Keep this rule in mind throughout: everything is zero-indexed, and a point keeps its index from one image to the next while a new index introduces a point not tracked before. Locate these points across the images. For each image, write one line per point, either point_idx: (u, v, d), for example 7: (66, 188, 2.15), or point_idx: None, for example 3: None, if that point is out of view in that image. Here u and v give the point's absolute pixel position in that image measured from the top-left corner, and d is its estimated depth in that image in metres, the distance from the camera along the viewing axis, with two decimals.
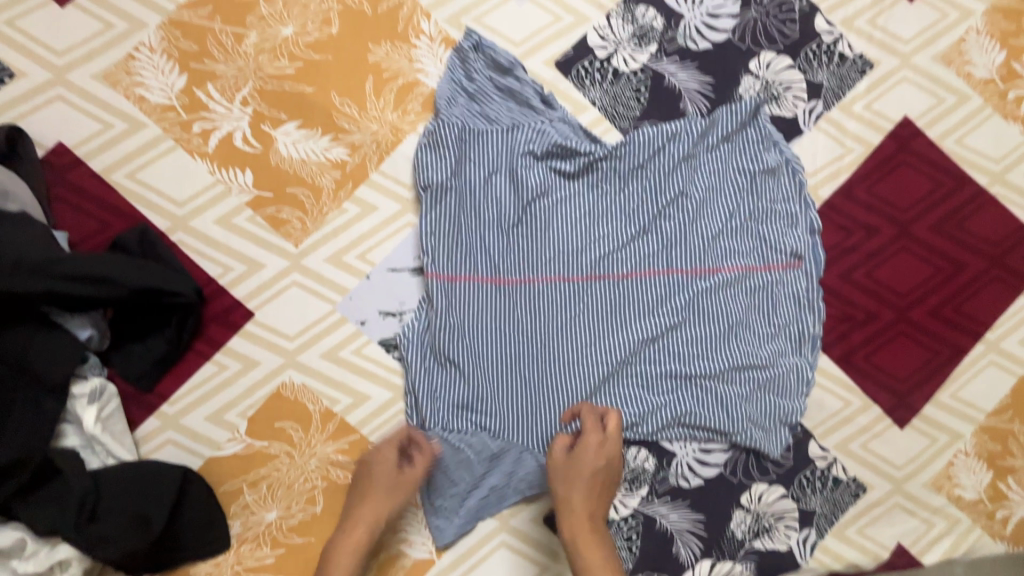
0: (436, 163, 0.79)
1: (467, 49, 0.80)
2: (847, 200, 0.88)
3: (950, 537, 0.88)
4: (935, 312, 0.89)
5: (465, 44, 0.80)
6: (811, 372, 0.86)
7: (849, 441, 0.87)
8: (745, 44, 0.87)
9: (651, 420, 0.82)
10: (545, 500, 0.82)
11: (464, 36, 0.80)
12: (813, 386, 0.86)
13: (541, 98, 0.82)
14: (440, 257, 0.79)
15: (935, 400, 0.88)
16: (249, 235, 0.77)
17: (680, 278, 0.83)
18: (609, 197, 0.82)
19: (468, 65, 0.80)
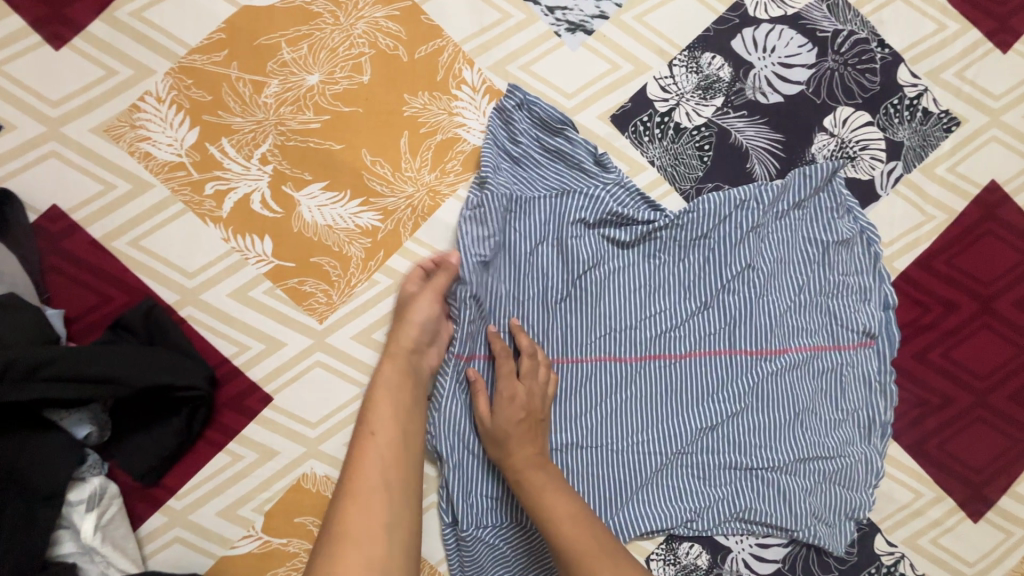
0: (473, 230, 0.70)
1: (512, 109, 0.72)
2: (924, 273, 0.80)
3: None
4: (1015, 396, 0.81)
5: (511, 101, 0.71)
6: (881, 460, 0.78)
7: (919, 535, 0.80)
8: (820, 97, 0.78)
9: (708, 513, 0.75)
10: None
11: (509, 92, 0.72)
12: (884, 477, 0.78)
13: (594, 160, 0.73)
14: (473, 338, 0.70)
15: (1012, 491, 0.81)
16: (268, 310, 0.69)
17: (743, 359, 0.76)
18: (670, 270, 0.74)
19: (512, 126, 0.72)
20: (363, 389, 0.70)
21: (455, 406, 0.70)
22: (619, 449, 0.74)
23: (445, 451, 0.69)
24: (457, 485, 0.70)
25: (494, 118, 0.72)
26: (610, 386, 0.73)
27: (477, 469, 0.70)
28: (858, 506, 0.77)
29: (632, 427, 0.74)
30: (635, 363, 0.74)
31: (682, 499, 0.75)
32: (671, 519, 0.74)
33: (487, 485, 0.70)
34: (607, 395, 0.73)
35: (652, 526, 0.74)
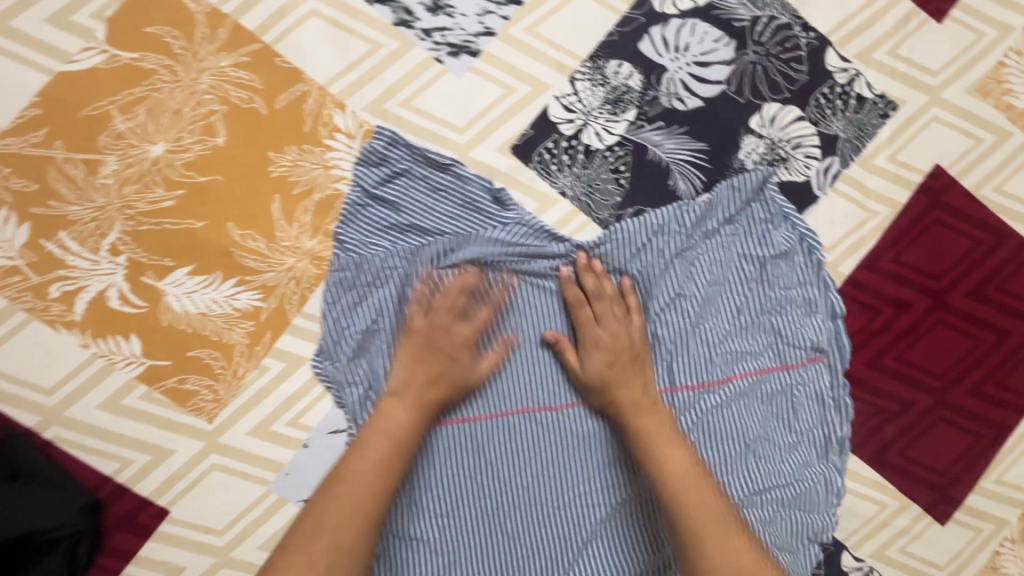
0: (354, 300, 0.62)
1: (383, 150, 0.63)
2: (871, 274, 0.74)
3: None
4: (976, 390, 0.77)
5: (377, 143, 0.62)
6: (841, 474, 0.74)
7: (886, 546, 0.77)
8: (744, 96, 0.70)
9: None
10: None
11: (378, 130, 0.63)
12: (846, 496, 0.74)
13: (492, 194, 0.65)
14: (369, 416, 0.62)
15: (979, 488, 0.78)
16: (147, 417, 0.61)
17: (684, 394, 0.70)
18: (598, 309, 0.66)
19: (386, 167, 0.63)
20: (271, 485, 0.64)
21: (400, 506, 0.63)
22: None
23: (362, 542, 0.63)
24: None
25: (360, 165, 0.62)
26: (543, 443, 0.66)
27: (444, 572, 0.63)
28: (824, 526, 0.72)
29: None
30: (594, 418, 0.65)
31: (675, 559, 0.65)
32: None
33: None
34: None
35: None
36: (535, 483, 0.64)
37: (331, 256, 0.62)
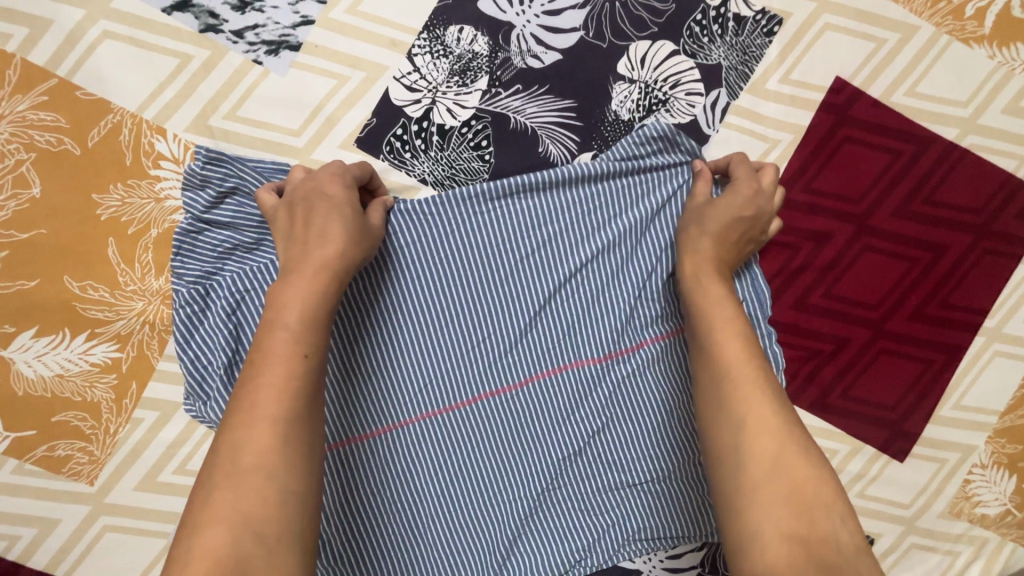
0: (211, 335, 0.58)
1: (204, 171, 0.57)
2: (783, 210, 0.68)
3: (978, 561, 0.76)
4: (918, 314, 0.72)
5: (197, 164, 0.57)
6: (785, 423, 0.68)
7: (843, 493, 0.72)
8: (606, 39, 0.64)
9: (639, 524, 0.67)
10: None
11: (198, 151, 0.57)
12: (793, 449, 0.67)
13: None
14: None
15: (936, 418, 0.73)
16: (26, 489, 0.59)
17: (594, 370, 0.66)
18: (488, 288, 0.64)
19: (213, 188, 0.57)
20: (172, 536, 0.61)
21: (329, 511, 0.63)
22: (484, 503, 0.66)
23: None
24: None
25: (189, 191, 0.57)
26: (453, 438, 0.65)
27: (383, 560, 0.65)
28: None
29: (490, 475, 0.66)
30: (508, 394, 0.66)
31: (605, 511, 0.67)
32: (597, 543, 0.67)
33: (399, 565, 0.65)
34: (453, 449, 0.65)
35: (580, 554, 0.67)
36: (458, 462, 0.65)
37: (174, 293, 0.58)
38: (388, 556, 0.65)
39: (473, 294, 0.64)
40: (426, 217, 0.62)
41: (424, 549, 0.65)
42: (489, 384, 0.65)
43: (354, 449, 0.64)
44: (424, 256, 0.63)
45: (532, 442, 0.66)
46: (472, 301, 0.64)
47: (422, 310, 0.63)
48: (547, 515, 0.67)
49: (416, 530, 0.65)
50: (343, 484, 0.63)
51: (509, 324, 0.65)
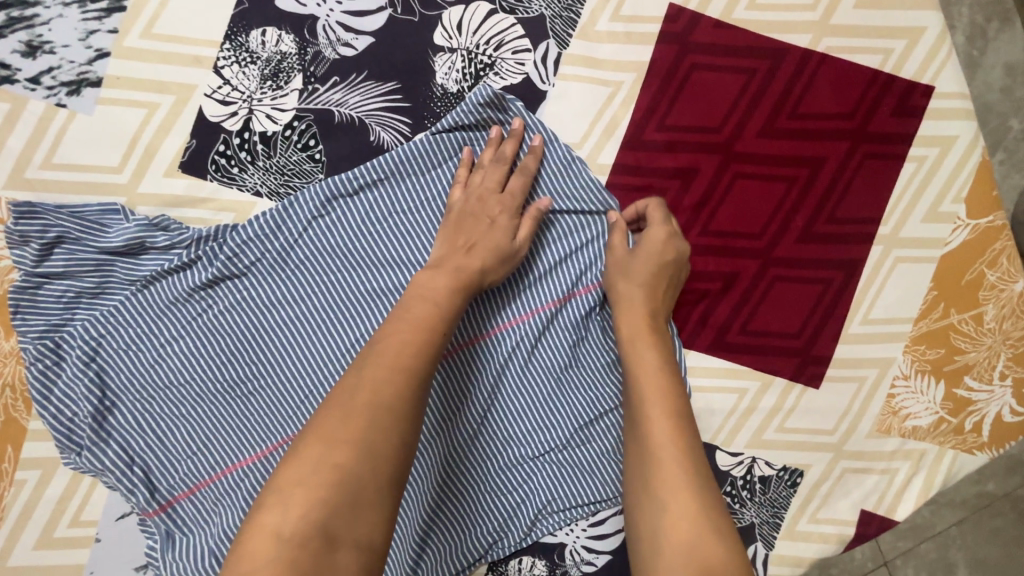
0: (71, 384, 0.58)
1: (23, 227, 0.56)
2: (640, 153, 0.65)
3: (919, 475, 0.73)
4: (806, 234, 0.68)
5: (13, 222, 0.56)
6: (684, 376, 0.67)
7: (762, 431, 0.70)
8: (416, 13, 0.62)
9: (556, 496, 0.67)
10: None
11: (14, 208, 0.56)
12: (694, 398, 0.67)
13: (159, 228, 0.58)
14: (144, 487, 0.61)
15: (846, 337, 0.70)
16: None
17: (475, 350, 0.65)
18: (350, 289, 0.62)
19: (37, 242, 0.57)
20: None
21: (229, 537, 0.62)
22: None
23: None
24: None
25: (17, 248, 0.57)
26: None
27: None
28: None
29: None
30: None
31: (520, 490, 0.66)
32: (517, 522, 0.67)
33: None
34: None
35: (501, 535, 0.67)
36: None
37: (24, 351, 0.58)
38: None
39: (337, 299, 0.62)
40: (270, 228, 0.60)
41: None
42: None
43: (243, 473, 0.62)
44: (276, 270, 0.61)
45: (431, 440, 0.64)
46: (334, 305, 0.62)
47: (285, 324, 0.62)
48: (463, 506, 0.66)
49: None
50: (241, 513, 0.62)
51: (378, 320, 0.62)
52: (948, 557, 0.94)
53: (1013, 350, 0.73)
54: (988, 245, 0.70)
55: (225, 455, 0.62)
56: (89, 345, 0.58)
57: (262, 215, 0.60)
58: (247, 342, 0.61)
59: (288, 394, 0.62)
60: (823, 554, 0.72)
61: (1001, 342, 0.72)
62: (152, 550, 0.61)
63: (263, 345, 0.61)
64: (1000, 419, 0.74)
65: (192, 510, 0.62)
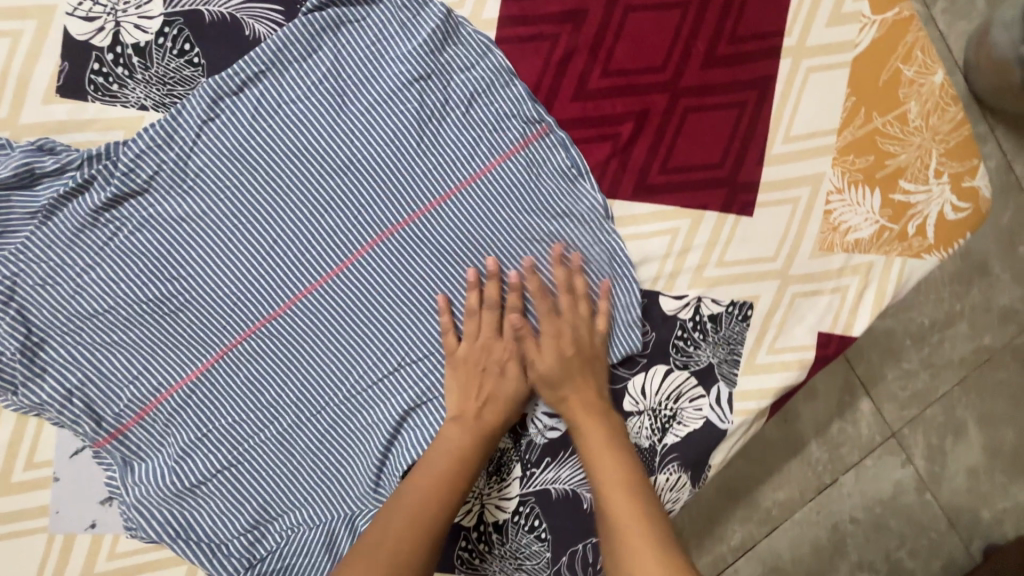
0: None
1: None
2: (522, 4, 0.65)
3: (870, 289, 0.73)
4: (711, 59, 0.67)
5: None
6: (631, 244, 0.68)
7: (703, 268, 0.69)
8: None
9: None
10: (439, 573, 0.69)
11: None
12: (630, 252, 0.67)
13: (43, 151, 0.58)
14: (91, 419, 0.61)
15: (770, 158, 0.69)
16: None
17: (400, 234, 0.64)
18: (257, 189, 0.61)
19: None
20: (53, 528, 0.63)
21: (194, 452, 0.63)
22: (344, 401, 0.65)
23: (136, 529, 0.62)
24: (257, 514, 0.65)
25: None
26: (284, 349, 0.64)
27: (273, 489, 0.65)
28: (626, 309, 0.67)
29: (337, 370, 0.65)
30: (321, 288, 0.64)
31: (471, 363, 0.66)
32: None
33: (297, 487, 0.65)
34: (289, 360, 0.64)
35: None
36: (306, 368, 0.64)
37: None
38: (271, 481, 0.65)
39: (246, 201, 0.61)
40: (160, 139, 0.59)
41: (305, 467, 0.65)
42: (301, 283, 0.63)
43: (192, 390, 0.63)
44: (177, 182, 0.60)
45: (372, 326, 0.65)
46: (247, 208, 0.62)
47: (198, 235, 0.61)
48: (418, 387, 0.66)
49: (293, 449, 0.65)
50: (196, 429, 0.63)
51: (295, 218, 0.62)
52: (956, 418, 1.12)
53: (945, 145, 0.71)
54: (899, 40, 0.69)
55: (167, 374, 0.62)
56: (5, 287, 0.58)
57: (150, 128, 0.59)
58: (164, 260, 0.61)
59: (219, 305, 0.62)
60: (787, 382, 0.72)
61: (930, 139, 0.71)
62: (115, 479, 0.62)
63: (181, 259, 0.61)
64: (943, 218, 0.73)
65: (146, 434, 0.63)
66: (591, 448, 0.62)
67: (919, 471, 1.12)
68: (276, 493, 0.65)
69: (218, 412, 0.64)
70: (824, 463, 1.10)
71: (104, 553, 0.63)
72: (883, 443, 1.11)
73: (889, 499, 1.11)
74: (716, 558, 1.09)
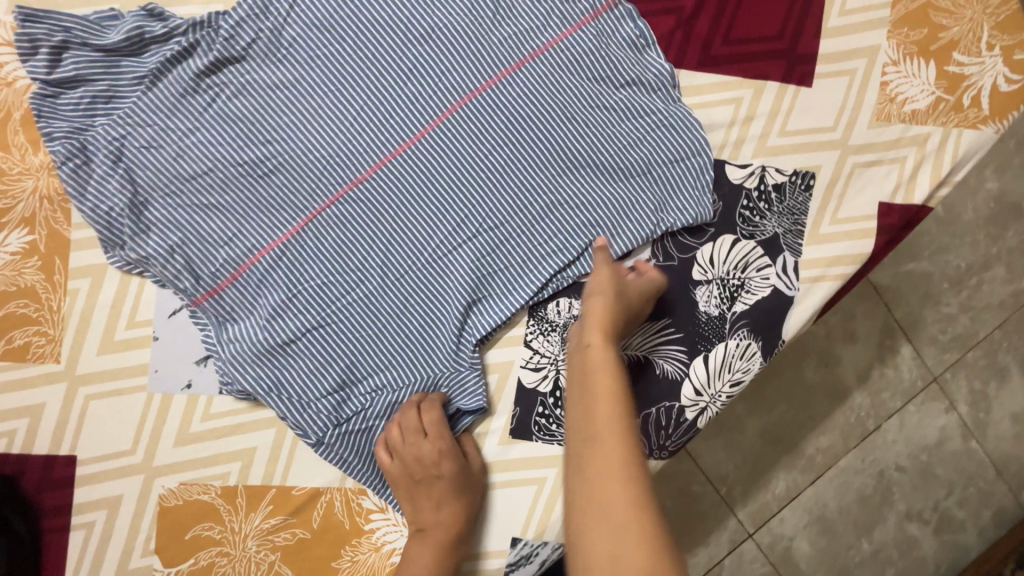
0: (105, 188, 0.62)
1: (25, 34, 0.59)
2: None
3: (927, 162, 0.74)
4: None
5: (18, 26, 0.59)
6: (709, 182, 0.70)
7: (766, 137, 0.72)
8: None
9: (586, 219, 0.69)
10: (522, 445, 0.69)
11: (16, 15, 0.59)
12: (697, 119, 0.70)
13: (152, 18, 0.62)
14: (191, 278, 0.64)
15: (828, 31, 0.72)
16: (4, 387, 0.63)
17: (479, 102, 0.67)
18: (345, 57, 0.65)
19: (41, 50, 0.60)
20: (151, 389, 0.65)
21: (284, 313, 0.66)
22: (426, 264, 0.68)
23: (233, 386, 0.65)
24: (344, 375, 0.66)
25: (27, 60, 0.60)
26: (368, 213, 0.66)
27: (359, 351, 0.67)
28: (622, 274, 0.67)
29: (419, 235, 0.67)
30: (404, 154, 0.66)
31: (547, 227, 0.69)
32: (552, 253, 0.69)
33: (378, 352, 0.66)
34: (374, 224, 0.67)
35: (540, 275, 0.69)
36: (390, 232, 0.67)
37: (53, 154, 0.61)
38: (355, 343, 0.67)
39: (335, 68, 0.65)
40: (257, 9, 0.63)
41: (389, 330, 0.67)
42: (386, 149, 0.66)
43: (282, 252, 0.65)
44: (271, 51, 0.64)
45: (452, 192, 0.67)
46: (335, 76, 0.65)
47: (290, 101, 0.65)
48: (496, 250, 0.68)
49: (378, 312, 0.67)
50: (286, 289, 0.66)
51: (380, 86, 0.66)
52: (999, 362, 1.12)
53: (995, 19, 0.74)
54: None
55: (259, 236, 0.65)
56: (111, 149, 0.62)
57: None
58: (259, 126, 0.64)
59: (310, 169, 0.65)
60: (851, 252, 0.73)
61: (981, 13, 0.74)
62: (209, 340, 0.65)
63: (275, 123, 0.65)
64: (997, 90, 0.74)
65: (238, 295, 0.65)
66: (594, 393, 0.54)
67: (963, 417, 1.11)
68: (362, 357, 0.67)
69: (305, 274, 0.66)
70: (866, 410, 1.09)
71: (200, 413, 0.66)
72: (923, 390, 1.10)
73: (934, 447, 1.10)
74: (760, 507, 1.07)
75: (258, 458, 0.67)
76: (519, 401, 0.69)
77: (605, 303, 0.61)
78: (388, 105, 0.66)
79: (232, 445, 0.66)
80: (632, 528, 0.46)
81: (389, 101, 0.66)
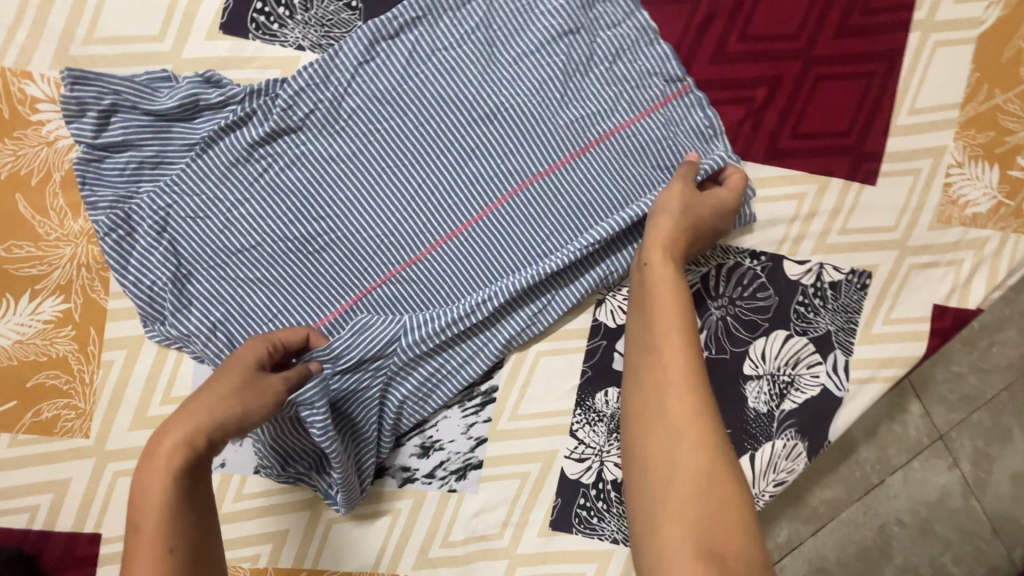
0: (147, 259, 0.59)
1: (72, 96, 0.57)
2: None
3: (983, 265, 0.73)
4: (841, 30, 0.69)
5: (66, 89, 0.56)
6: (765, 275, 0.70)
7: (826, 235, 0.70)
8: None
9: None
10: (562, 535, 0.67)
11: (65, 76, 0.57)
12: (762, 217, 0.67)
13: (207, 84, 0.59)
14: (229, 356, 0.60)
15: (896, 128, 0.70)
16: (28, 460, 0.60)
17: (539, 185, 0.64)
18: (406, 133, 0.62)
19: (88, 114, 0.57)
20: None
21: None
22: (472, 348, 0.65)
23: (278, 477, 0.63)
24: None
25: (73, 123, 0.57)
26: (417, 294, 0.64)
27: None
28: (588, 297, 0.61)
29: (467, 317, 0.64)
30: (459, 235, 0.64)
31: None
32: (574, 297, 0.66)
33: (359, 370, 0.62)
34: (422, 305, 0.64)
35: None
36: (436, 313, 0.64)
37: (96, 224, 0.58)
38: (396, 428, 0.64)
39: (394, 143, 0.62)
40: (319, 79, 0.60)
41: None
42: (441, 230, 0.64)
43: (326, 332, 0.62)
44: (329, 122, 0.61)
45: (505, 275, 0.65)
46: (394, 151, 0.62)
47: (346, 176, 0.62)
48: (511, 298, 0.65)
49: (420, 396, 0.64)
50: None
51: (440, 165, 0.63)
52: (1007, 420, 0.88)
53: None
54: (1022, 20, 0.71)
55: (305, 314, 0.62)
56: (156, 219, 0.59)
57: (309, 67, 0.61)
58: (309, 198, 0.61)
59: (362, 248, 0.63)
60: (903, 354, 0.72)
61: None
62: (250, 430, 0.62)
63: (327, 198, 0.62)
64: None
65: None
66: (659, 308, 0.55)
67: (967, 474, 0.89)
68: None
69: None
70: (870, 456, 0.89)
71: (233, 493, 0.64)
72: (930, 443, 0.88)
73: None
74: None
75: (289, 540, 0.65)
76: (561, 491, 0.67)
77: (672, 224, 0.59)
78: (447, 185, 0.63)
79: (263, 526, 0.64)
80: (705, 439, 0.48)
81: (448, 180, 0.63)
